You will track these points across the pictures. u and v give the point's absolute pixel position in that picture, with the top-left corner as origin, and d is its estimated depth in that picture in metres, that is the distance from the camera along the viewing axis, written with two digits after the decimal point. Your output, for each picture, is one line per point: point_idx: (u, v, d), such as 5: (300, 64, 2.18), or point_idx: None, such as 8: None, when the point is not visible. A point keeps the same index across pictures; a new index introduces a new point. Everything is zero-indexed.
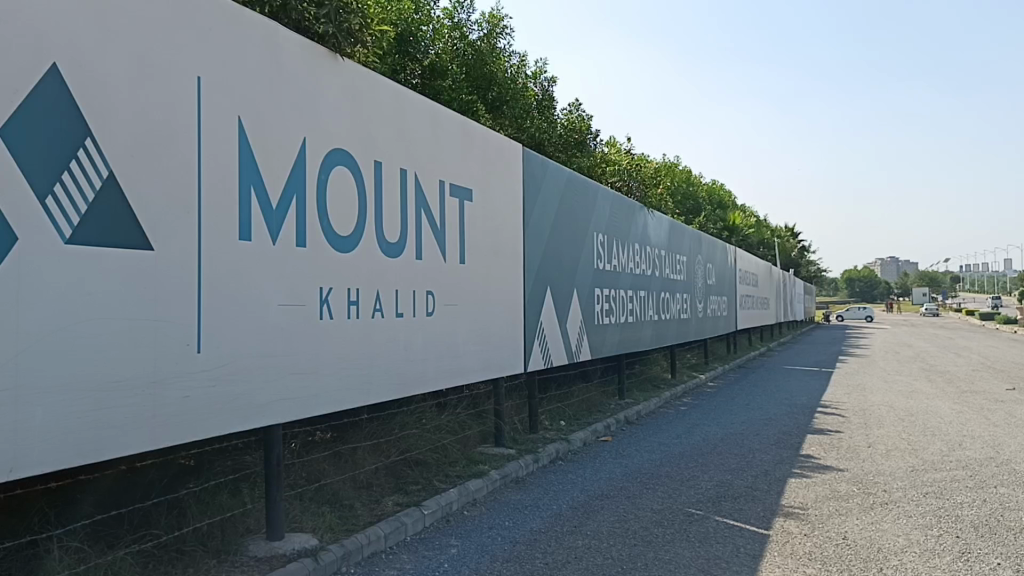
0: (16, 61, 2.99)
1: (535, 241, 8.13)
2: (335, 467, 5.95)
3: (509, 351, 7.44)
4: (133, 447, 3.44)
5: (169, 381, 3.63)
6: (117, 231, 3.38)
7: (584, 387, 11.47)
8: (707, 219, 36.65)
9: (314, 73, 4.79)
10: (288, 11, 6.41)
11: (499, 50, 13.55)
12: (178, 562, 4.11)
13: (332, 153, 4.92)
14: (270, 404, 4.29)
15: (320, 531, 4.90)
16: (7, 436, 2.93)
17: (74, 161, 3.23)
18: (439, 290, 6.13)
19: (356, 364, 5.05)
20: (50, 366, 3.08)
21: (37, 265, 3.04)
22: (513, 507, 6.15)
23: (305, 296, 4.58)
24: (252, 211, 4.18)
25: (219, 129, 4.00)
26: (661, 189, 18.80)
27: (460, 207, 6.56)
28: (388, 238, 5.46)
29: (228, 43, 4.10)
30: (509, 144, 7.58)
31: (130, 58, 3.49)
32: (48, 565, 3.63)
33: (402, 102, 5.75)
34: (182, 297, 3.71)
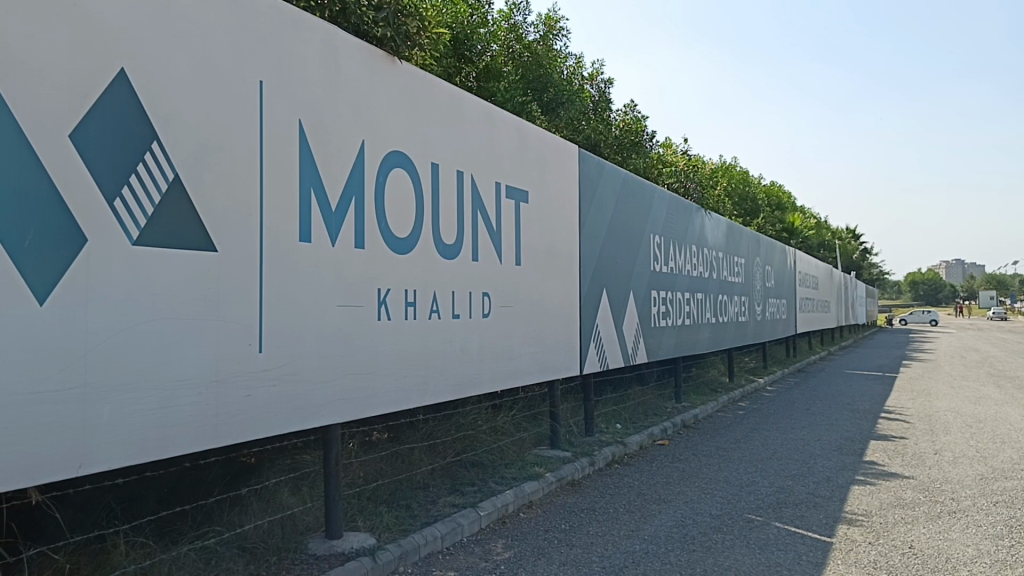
0: (86, 66, 3.06)
1: (591, 243, 8.09)
2: (392, 467, 5.98)
3: (565, 353, 7.41)
4: (197, 444, 3.51)
5: (231, 381, 3.69)
6: (181, 232, 3.45)
7: (640, 390, 11.37)
8: (765, 221, 36.13)
9: (372, 76, 4.82)
10: (346, 14, 6.41)
11: (555, 50, 13.52)
12: (240, 559, 4.19)
13: (390, 155, 4.96)
14: (328, 404, 4.33)
15: (377, 531, 4.94)
16: (77, 432, 3.00)
17: (141, 164, 3.29)
18: (496, 292, 6.14)
19: (413, 365, 5.08)
20: (117, 365, 3.14)
21: (106, 265, 3.10)
22: (569, 510, 6.11)
23: (363, 296, 4.61)
24: (312, 212, 4.24)
25: (279, 132, 4.05)
26: (718, 189, 18.58)
27: (516, 208, 6.55)
28: (444, 240, 5.48)
29: (289, 47, 4.15)
30: (565, 145, 7.55)
31: (194, 63, 3.56)
32: (114, 560, 3.72)
33: (459, 104, 5.77)
34: (244, 298, 3.77)
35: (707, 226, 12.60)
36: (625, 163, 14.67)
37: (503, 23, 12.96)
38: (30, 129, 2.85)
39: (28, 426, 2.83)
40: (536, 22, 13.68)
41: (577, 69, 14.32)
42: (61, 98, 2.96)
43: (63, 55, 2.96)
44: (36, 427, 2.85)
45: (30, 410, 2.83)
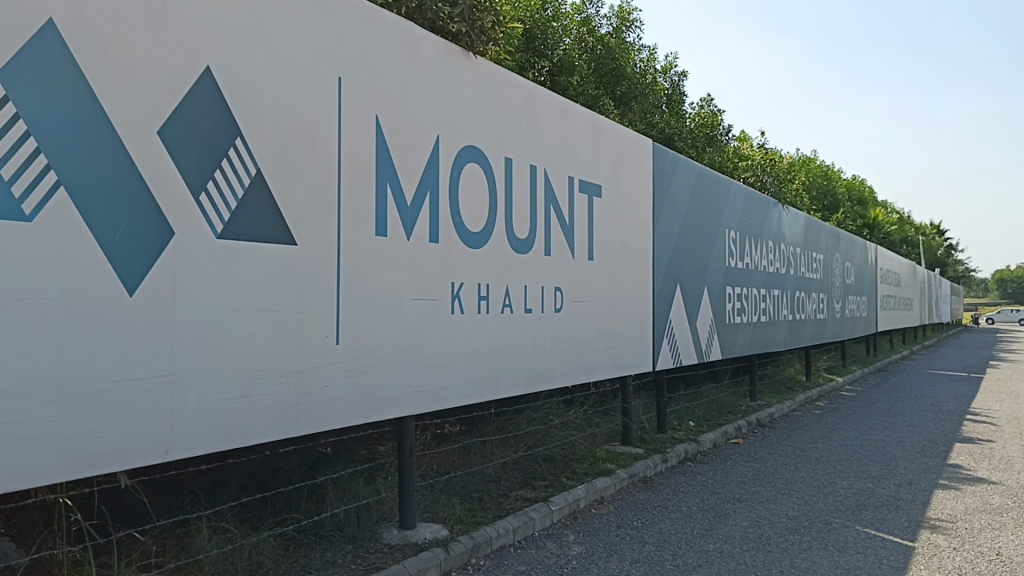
0: (175, 65, 3.15)
1: (665, 238, 8.01)
2: (465, 460, 6.03)
3: (638, 349, 7.35)
4: (277, 432, 3.60)
5: (310, 372, 3.76)
6: (262, 226, 3.53)
7: (714, 388, 11.21)
8: (845, 215, 35.23)
9: (448, 72, 4.86)
10: (422, 11, 6.46)
11: (628, 43, 13.44)
12: (316, 547, 4.28)
13: (465, 150, 4.99)
14: (403, 396, 4.39)
15: (450, 523, 4.99)
16: (165, 419, 3.10)
17: (225, 160, 3.38)
18: (568, 287, 6.12)
19: (486, 359, 5.10)
20: (202, 355, 3.23)
21: (192, 258, 3.19)
22: (642, 507, 6.07)
23: (438, 290, 4.65)
24: (388, 207, 4.29)
25: (358, 127, 4.12)
26: (796, 183, 18.20)
27: (589, 203, 6.53)
28: (517, 234, 5.49)
29: (367, 44, 4.21)
30: (640, 140, 7.49)
31: (276, 61, 3.64)
32: (197, 544, 3.85)
33: (533, 99, 5.77)
34: (323, 292, 3.84)
35: (785, 221, 12.35)
36: (700, 157, 14.47)
37: (576, 16, 13.04)
38: (121, 126, 2.94)
39: (119, 412, 2.92)
40: (609, 15, 13.62)
41: (650, 62, 14.20)
42: (152, 95, 3.06)
43: (153, 53, 3.06)
44: (127, 413, 2.95)
45: (121, 396, 2.93)
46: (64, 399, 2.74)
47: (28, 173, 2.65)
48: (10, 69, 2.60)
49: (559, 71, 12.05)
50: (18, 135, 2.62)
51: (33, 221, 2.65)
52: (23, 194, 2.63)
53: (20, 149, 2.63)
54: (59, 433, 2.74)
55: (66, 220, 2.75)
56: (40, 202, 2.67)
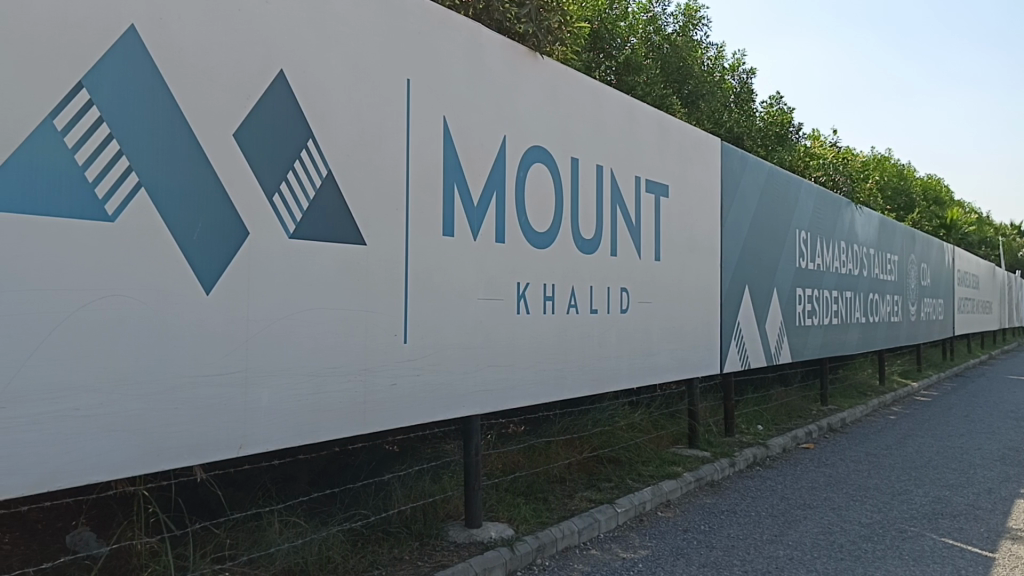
0: (250, 69, 3.23)
1: (733, 238, 7.89)
2: (530, 460, 6.02)
3: (705, 351, 7.26)
4: (347, 428, 3.65)
5: (378, 370, 3.81)
6: (333, 227, 3.59)
7: (783, 391, 11.00)
8: (920, 216, 34.24)
9: (515, 72, 4.86)
10: (490, 12, 6.54)
11: (695, 42, 13.33)
12: (384, 543, 4.39)
13: (531, 151, 4.99)
14: (469, 395, 4.41)
15: (516, 522, 5.00)
16: (239, 414, 3.17)
17: (297, 161, 3.44)
18: (635, 288, 6.08)
19: (551, 359, 5.10)
20: (275, 352, 3.30)
21: (265, 256, 3.26)
22: (709, 511, 5.99)
23: (504, 290, 4.67)
24: (455, 207, 4.32)
25: (426, 128, 4.16)
26: (869, 183, 17.77)
27: (656, 203, 6.46)
28: (583, 235, 5.47)
29: (435, 45, 4.25)
30: (708, 139, 7.40)
31: (346, 63, 3.69)
32: (269, 538, 3.93)
33: (600, 99, 5.74)
34: (391, 291, 3.89)
35: (858, 221, 12.05)
36: (768, 156, 14.23)
37: (641, 16, 12.95)
38: (198, 129, 3.02)
39: (195, 407, 3.00)
40: (675, 12, 13.52)
41: (717, 61, 14.07)
42: (228, 98, 3.14)
43: (230, 57, 3.14)
44: (202, 408, 3.02)
45: (196, 392, 3.00)
46: (144, 393, 2.83)
47: (111, 175, 2.73)
48: (96, 74, 2.68)
49: (626, 71, 11.90)
50: (102, 138, 2.71)
51: (116, 221, 2.73)
52: (107, 195, 2.71)
53: (103, 152, 2.72)
54: (139, 428, 2.82)
55: (148, 220, 2.83)
56: (121, 203, 2.75)
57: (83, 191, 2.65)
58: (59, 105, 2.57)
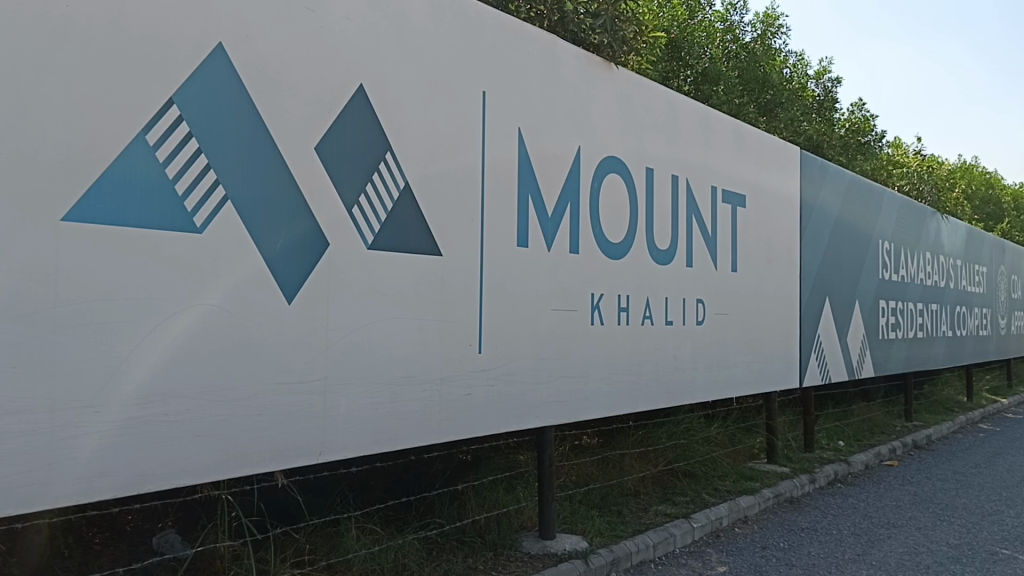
0: (331, 83, 3.30)
1: (812, 249, 7.72)
2: (603, 472, 5.98)
3: (784, 364, 7.10)
4: (423, 437, 3.69)
5: (453, 379, 3.84)
6: (410, 237, 3.64)
7: (865, 405, 10.69)
8: (1011, 225, 32.98)
9: (589, 82, 4.86)
10: (565, 23, 6.54)
11: (773, 49, 13.17)
12: (458, 552, 4.44)
13: (605, 161, 4.98)
14: (544, 405, 4.40)
15: (590, 535, 4.96)
16: (319, 421, 3.23)
17: (375, 173, 3.50)
18: (710, 299, 5.99)
19: (626, 370, 5.05)
20: (353, 360, 3.36)
21: (344, 267, 3.32)
22: (789, 528, 5.86)
23: (578, 300, 4.66)
24: (530, 218, 4.34)
25: (501, 139, 4.18)
26: (956, 191, 17.21)
27: (733, 212, 6.37)
28: (658, 245, 5.42)
29: (511, 57, 4.28)
30: (786, 148, 7.26)
31: (424, 76, 3.75)
32: (347, 544, 4.00)
33: (675, 107, 5.69)
34: (466, 301, 3.92)
35: (944, 231, 11.65)
36: (849, 165, 13.92)
37: (718, 25, 12.88)
38: (282, 143, 3.10)
39: (277, 414, 3.07)
40: (754, 21, 13.40)
41: (796, 69, 13.88)
42: (310, 112, 3.21)
43: (311, 72, 3.21)
44: (283, 415, 3.09)
45: (278, 399, 3.07)
46: (229, 399, 2.90)
47: (199, 188, 2.82)
48: (186, 90, 2.78)
49: (702, 82, 11.76)
50: (191, 153, 2.80)
51: (204, 233, 2.82)
52: (195, 208, 2.80)
53: (191, 167, 2.81)
54: (225, 433, 2.89)
55: (234, 231, 2.91)
56: (209, 215, 2.84)
57: (174, 203, 2.74)
58: (151, 122, 2.67)
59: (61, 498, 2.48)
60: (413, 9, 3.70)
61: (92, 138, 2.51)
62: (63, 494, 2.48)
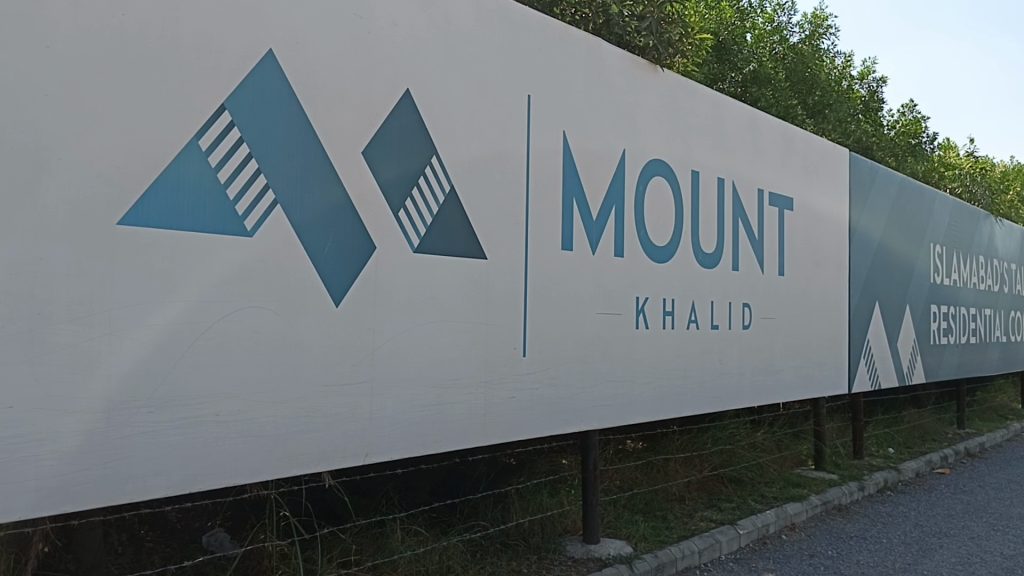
0: (378, 89, 3.33)
1: (861, 252, 7.59)
2: (648, 477, 5.95)
3: (832, 370, 7.00)
4: (468, 439, 3.70)
5: (497, 382, 3.85)
6: (455, 241, 3.66)
7: (916, 412, 10.48)
8: None
9: (634, 85, 4.83)
10: (609, 26, 6.55)
11: (821, 50, 13.01)
12: (503, 554, 4.45)
13: (650, 164, 4.95)
14: (588, 409, 4.39)
15: (634, 540, 4.93)
16: (366, 424, 3.26)
17: (421, 177, 3.52)
18: (757, 303, 5.93)
19: (670, 375, 5.02)
20: (399, 363, 3.38)
21: (390, 270, 3.35)
22: (838, 536, 5.77)
23: (623, 304, 4.64)
24: (574, 222, 4.33)
25: (545, 143, 4.19)
26: (1010, 194, 16.81)
27: (780, 215, 6.29)
28: (704, 249, 5.38)
29: (556, 60, 4.28)
30: (835, 150, 7.15)
31: (469, 81, 3.77)
32: (392, 545, 4.04)
33: (721, 110, 5.63)
34: (511, 305, 3.92)
35: (998, 234, 11.37)
36: (899, 167, 13.67)
37: (765, 26, 12.76)
38: (329, 148, 3.13)
39: (324, 415, 3.10)
40: (801, 22, 13.26)
41: (844, 69, 13.68)
42: (357, 117, 3.25)
43: (358, 77, 3.25)
44: (330, 416, 3.12)
45: (325, 401, 3.10)
46: (279, 401, 2.94)
47: (250, 192, 2.87)
48: (236, 97, 2.82)
49: (749, 84, 11.65)
50: (242, 158, 2.85)
51: (254, 237, 2.86)
52: (245, 212, 2.85)
53: (242, 172, 2.85)
54: (274, 433, 2.93)
55: (283, 234, 2.95)
56: (259, 219, 2.89)
57: (225, 207, 2.79)
58: (203, 128, 2.72)
59: (116, 497, 2.53)
60: (459, 14, 3.72)
61: (146, 144, 2.57)
62: (118, 493, 2.54)
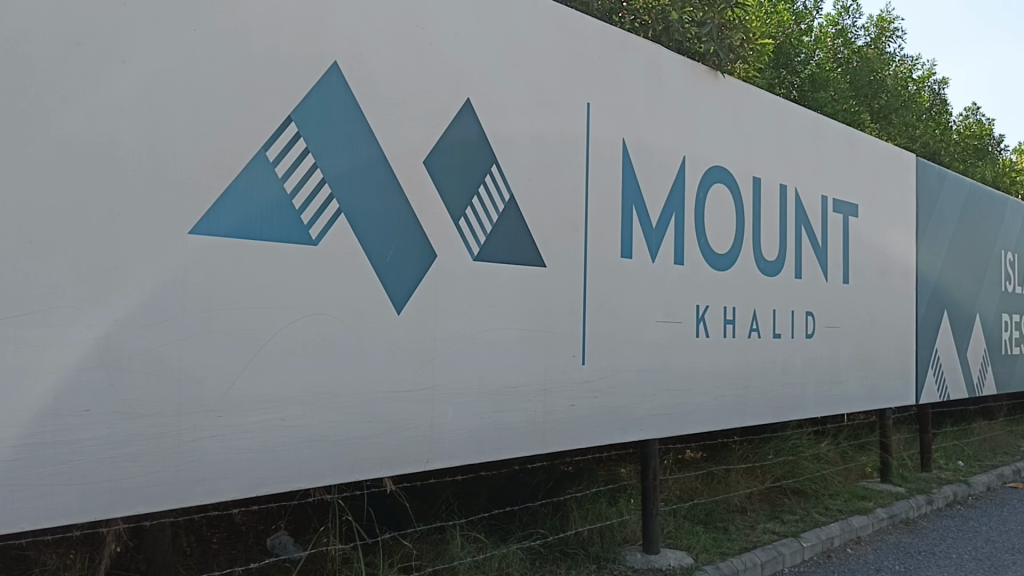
0: (440, 99, 3.38)
1: (929, 260, 7.40)
2: (709, 488, 5.88)
3: (899, 380, 6.83)
4: (527, 447, 3.71)
5: (557, 390, 3.85)
6: (515, 249, 3.68)
7: (987, 424, 10.16)
8: None
9: (695, 91, 4.80)
10: (670, 32, 6.54)
11: (886, 53, 12.76)
12: (561, 563, 4.45)
13: (711, 171, 4.90)
14: (648, 418, 4.36)
15: (695, 550, 4.88)
16: (427, 430, 3.29)
17: (481, 186, 3.55)
18: (821, 311, 5.83)
19: (732, 384, 4.96)
20: (460, 370, 3.41)
21: (450, 279, 3.38)
22: (905, 551, 5.63)
23: (683, 313, 4.60)
24: (635, 229, 4.32)
25: (605, 150, 4.18)
26: None
27: (845, 222, 6.18)
28: (766, 256, 5.31)
29: (616, 68, 4.27)
30: (901, 155, 7.00)
31: (530, 89, 3.79)
32: (452, 551, 4.06)
33: (784, 115, 5.55)
34: (571, 313, 3.93)
35: None
36: (967, 172, 13.32)
37: (829, 29, 12.54)
38: (392, 159, 3.18)
39: (386, 422, 3.14)
40: (867, 25, 13.01)
41: (910, 73, 13.38)
42: (419, 127, 3.29)
43: (420, 87, 3.30)
44: (392, 422, 3.16)
45: (387, 407, 3.14)
46: (342, 407, 2.99)
47: (315, 202, 2.93)
48: (302, 110, 2.88)
49: (810, 87, 11.43)
50: (308, 168, 2.91)
51: (319, 245, 2.92)
52: (311, 221, 2.90)
53: (308, 182, 2.91)
54: (338, 438, 2.98)
55: (347, 243, 3.01)
56: (324, 228, 2.94)
57: (291, 216, 2.85)
58: (271, 138, 2.79)
59: (187, 498, 2.60)
60: (519, 23, 3.75)
61: (216, 155, 2.64)
62: (188, 495, 2.60)
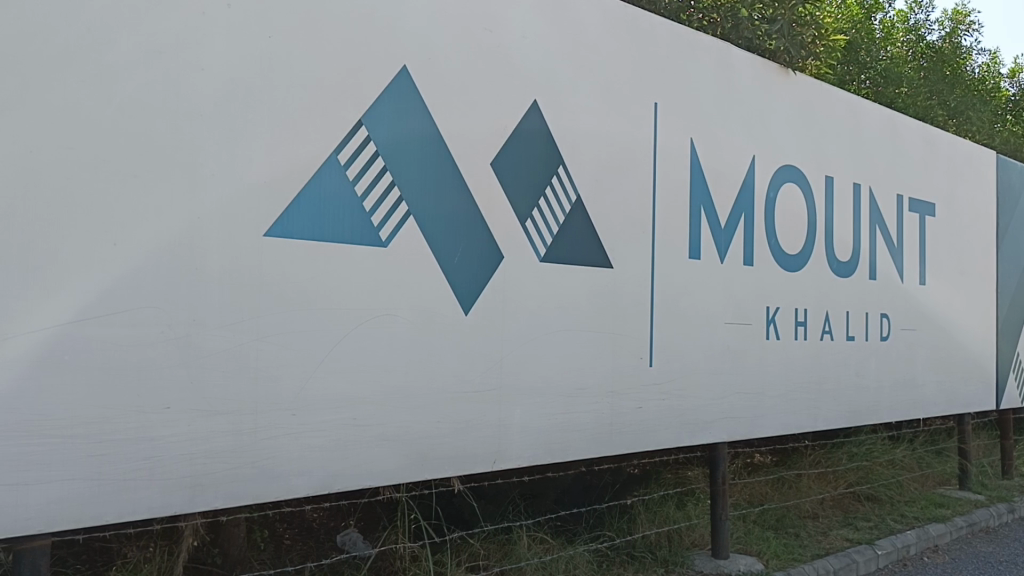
0: (508, 101, 3.39)
1: (1010, 261, 7.14)
2: (779, 493, 5.78)
3: (979, 384, 6.61)
4: (595, 448, 3.70)
5: (624, 392, 3.83)
6: (582, 250, 3.67)
7: None
8: None
9: (765, 89, 4.72)
10: (739, 30, 6.51)
11: (962, 48, 12.37)
12: (628, 566, 4.43)
13: (782, 170, 4.82)
14: (717, 420, 4.31)
15: (765, 556, 4.79)
16: (494, 431, 3.30)
17: (549, 188, 3.55)
18: (896, 313, 5.67)
19: (803, 387, 4.86)
20: (527, 371, 3.41)
21: (517, 280, 3.39)
22: (986, 560, 5.43)
23: (753, 314, 4.53)
24: (703, 230, 4.27)
25: (673, 150, 4.15)
26: None
27: (921, 222, 6.01)
28: (838, 257, 5.20)
29: (684, 67, 4.23)
30: (981, 153, 6.78)
31: (596, 90, 3.78)
32: (519, 552, 4.08)
33: (858, 112, 5.42)
34: (638, 314, 3.90)
35: None
36: None
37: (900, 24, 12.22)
38: (459, 161, 3.21)
39: (454, 422, 3.16)
40: (942, 19, 12.64)
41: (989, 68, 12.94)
42: (487, 129, 3.31)
43: (488, 90, 3.32)
44: (460, 422, 3.18)
45: (455, 407, 3.17)
46: (411, 407, 3.02)
47: (384, 204, 2.97)
48: (373, 113, 2.93)
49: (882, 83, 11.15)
50: (377, 171, 2.96)
51: (389, 247, 2.96)
52: (381, 223, 2.95)
53: (378, 184, 2.96)
54: (407, 438, 3.02)
55: (416, 244, 3.04)
56: (393, 230, 2.98)
57: (362, 218, 2.89)
58: (342, 142, 2.84)
59: (263, 494, 2.66)
60: (586, 24, 3.74)
61: (290, 159, 2.70)
62: (264, 491, 2.66)
